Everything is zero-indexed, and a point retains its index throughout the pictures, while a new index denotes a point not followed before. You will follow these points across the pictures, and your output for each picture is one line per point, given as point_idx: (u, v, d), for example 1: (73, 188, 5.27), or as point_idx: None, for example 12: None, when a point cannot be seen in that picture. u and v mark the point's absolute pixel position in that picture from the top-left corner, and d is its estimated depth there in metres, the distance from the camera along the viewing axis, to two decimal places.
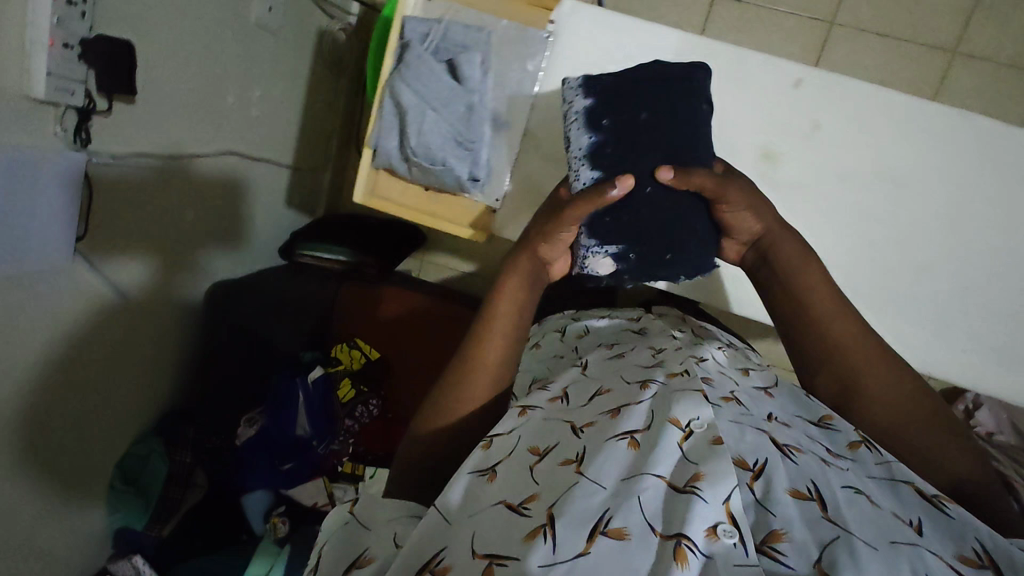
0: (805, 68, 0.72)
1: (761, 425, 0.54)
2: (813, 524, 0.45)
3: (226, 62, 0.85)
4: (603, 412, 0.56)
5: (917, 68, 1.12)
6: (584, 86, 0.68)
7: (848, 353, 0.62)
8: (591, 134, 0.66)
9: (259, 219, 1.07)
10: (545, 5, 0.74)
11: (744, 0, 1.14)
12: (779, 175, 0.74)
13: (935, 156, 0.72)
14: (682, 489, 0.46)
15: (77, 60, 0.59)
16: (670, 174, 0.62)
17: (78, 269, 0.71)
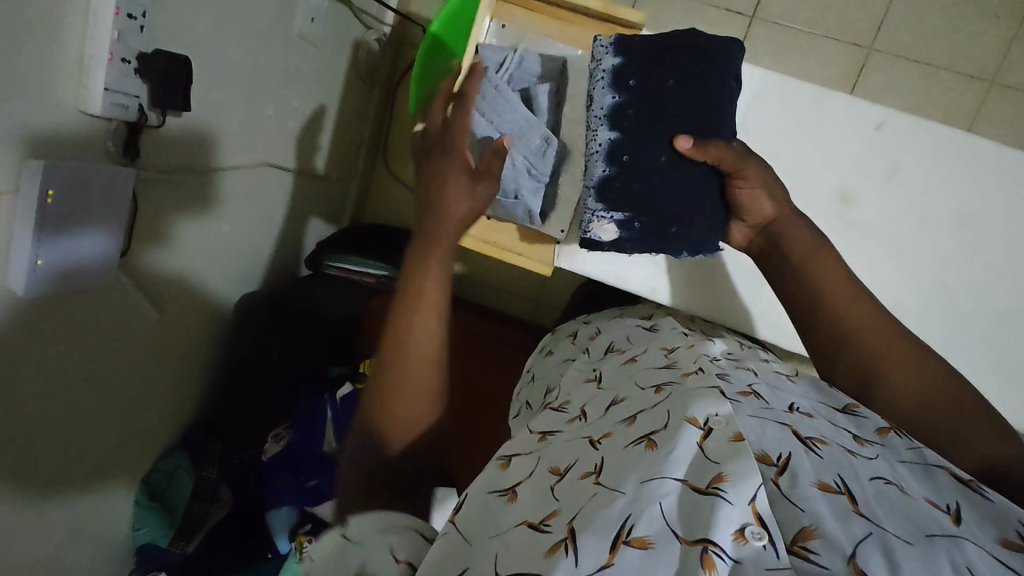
0: (886, 110, 0.72)
1: (783, 418, 0.50)
2: (844, 519, 0.41)
3: (268, 74, 0.84)
4: (619, 421, 0.54)
5: (954, 97, 1.12)
6: (618, 44, 0.67)
7: (864, 338, 0.60)
8: (614, 95, 0.67)
9: (289, 230, 1.06)
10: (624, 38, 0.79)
11: (782, 23, 1.13)
12: (852, 216, 0.73)
13: (1010, 197, 0.71)
14: (705, 491, 0.43)
15: (134, 74, 0.57)
16: (688, 144, 0.64)
17: (126, 286, 0.70)
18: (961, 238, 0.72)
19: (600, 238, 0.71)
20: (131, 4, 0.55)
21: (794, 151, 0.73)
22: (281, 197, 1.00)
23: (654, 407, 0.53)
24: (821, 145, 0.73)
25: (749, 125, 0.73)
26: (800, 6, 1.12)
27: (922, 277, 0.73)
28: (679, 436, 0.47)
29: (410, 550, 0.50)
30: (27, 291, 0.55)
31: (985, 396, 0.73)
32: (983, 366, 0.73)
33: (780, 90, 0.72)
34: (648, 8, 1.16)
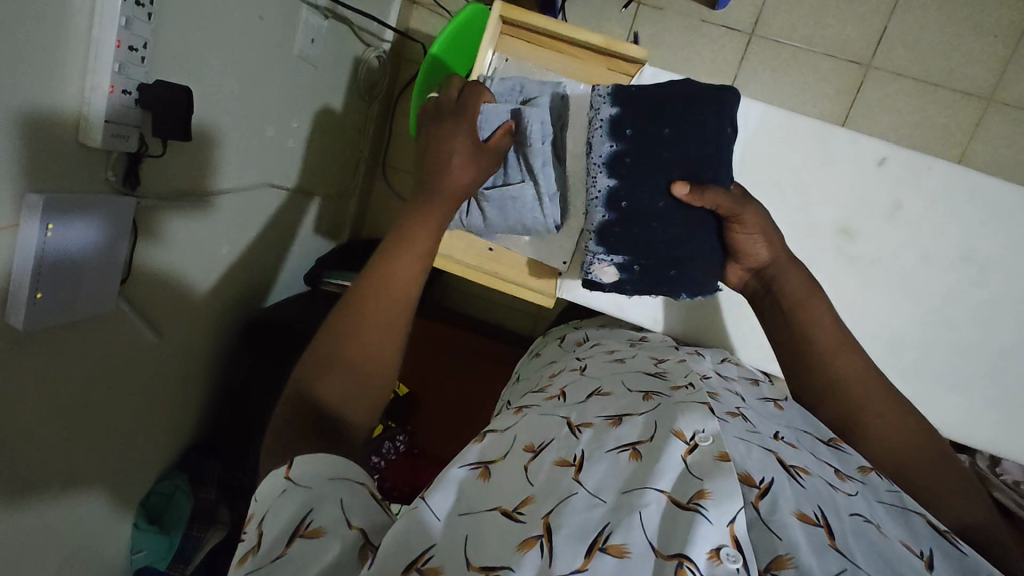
0: (890, 146, 0.71)
1: (769, 444, 0.51)
2: (820, 553, 0.40)
3: (268, 96, 0.83)
4: (603, 419, 0.53)
5: (952, 114, 1.12)
6: (615, 95, 0.66)
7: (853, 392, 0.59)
8: (612, 144, 0.66)
9: (288, 247, 1.06)
10: (625, 72, 0.80)
11: (779, 41, 1.14)
12: (853, 252, 0.73)
13: (1017, 232, 0.70)
14: (685, 505, 0.41)
15: (134, 105, 0.57)
16: (684, 191, 0.62)
17: (125, 314, 0.70)
18: (965, 273, 0.72)
19: (599, 278, 0.72)
20: (132, 36, 0.54)
21: (795, 188, 0.73)
22: (281, 216, 1.00)
23: (640, 415, 0.52)
24: (824, 183, 0.73)
25: (754, 162, 0.74)
26: (798, 24, 1.13)
27: (924, 312, 0.73)
28: (666, 447, 0.46)
29: (362, 512, 0.43)
30: (26, 325, 0.55)
31: (979, 424, 0.74)
32: (977, 394, 0.74)
33: (786, 128, 0.72)
34: (648, 25, 1.17)
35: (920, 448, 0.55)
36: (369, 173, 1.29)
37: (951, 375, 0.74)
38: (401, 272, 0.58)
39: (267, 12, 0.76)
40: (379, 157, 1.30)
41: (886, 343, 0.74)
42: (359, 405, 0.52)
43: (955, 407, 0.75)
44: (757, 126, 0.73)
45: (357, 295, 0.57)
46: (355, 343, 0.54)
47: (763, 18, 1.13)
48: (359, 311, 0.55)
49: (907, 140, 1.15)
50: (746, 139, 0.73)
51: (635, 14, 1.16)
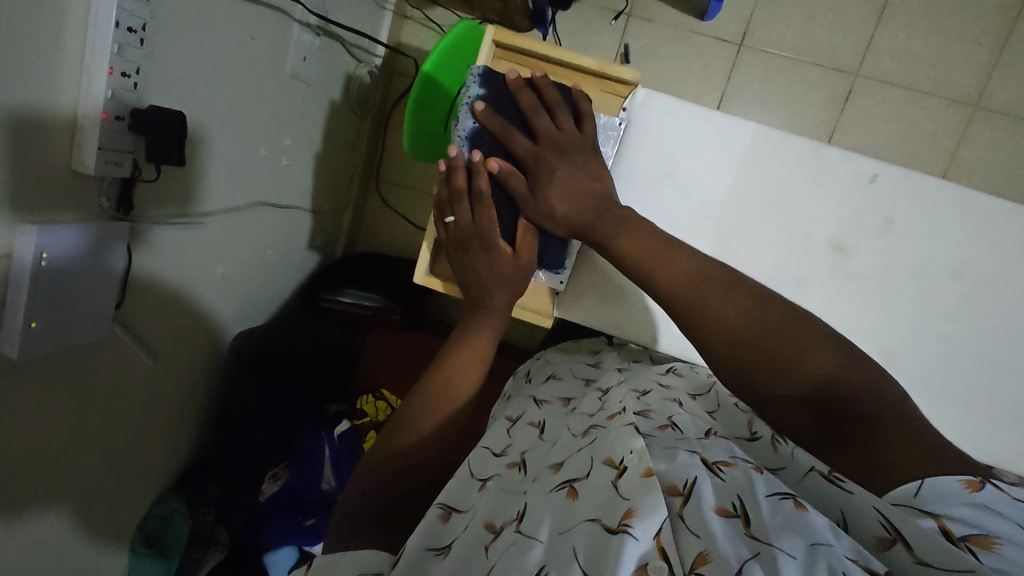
0: (879, 163, 0.72)
1: (694, 448, 0.53)
2: (735, 540, 0.42)
3: (261, 115, 0.83)
4: (548, 467, 0.58)
5: (938, 120, 1.14)
6: (485, 75, 0.64)
7: (689, 292, 0.58)
8: (474, 121, 0.64)
9: (283, 264, 1.06)
10: (618, 92, 0.72)
11: (768, 51, 1.15)
12: (848, 269, 0.74)
13: (1005, 246, 0.71)
14: (616, 528, 0.43)
15: (126, 131, 0.57)
16: (495, 165, 0.63)
17: (119, 338, 0.69)
18: (956, 287, 0.73)
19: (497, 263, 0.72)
20: (124, 62, 0.54)
21: (790, 206, 0.74)
22: (276, 234, 0.99)
23: (580, 451, 0.57)
24: (813, 199, 0.73)
25: (742, 180, 0.74)
26: (786, 33, 1.14)
27: (918, 327, 0.74)
28: (595, 479, 0.50)
29: None
30: (20, 354, 0.54)
31: (978, 438, 0.75)
32: (974, 409, 0.74)
33: (775, 147, 0.73)
34: (637, 37, 1.18)
35: (773, 328, 0.54)
36: (362, 188, 1.29)
37: (947, 390, 0.74)
38: (462, 363, 0.67)
39: (258, 33, 0.76)
40: (372, 171, 1.30)
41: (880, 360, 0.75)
42: (415, 495, 0.61)
43: (952, 421, 0.75)
44: (748, 147, 0.73)
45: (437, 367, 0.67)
46: (432, 402, 0.64)
47: (752, 27, 1.15)
48: (432, 383, 0.65)
49: (897, 149, 1.16)
50: (738, 157, 0.74)
51: (625, 26, 1.17)
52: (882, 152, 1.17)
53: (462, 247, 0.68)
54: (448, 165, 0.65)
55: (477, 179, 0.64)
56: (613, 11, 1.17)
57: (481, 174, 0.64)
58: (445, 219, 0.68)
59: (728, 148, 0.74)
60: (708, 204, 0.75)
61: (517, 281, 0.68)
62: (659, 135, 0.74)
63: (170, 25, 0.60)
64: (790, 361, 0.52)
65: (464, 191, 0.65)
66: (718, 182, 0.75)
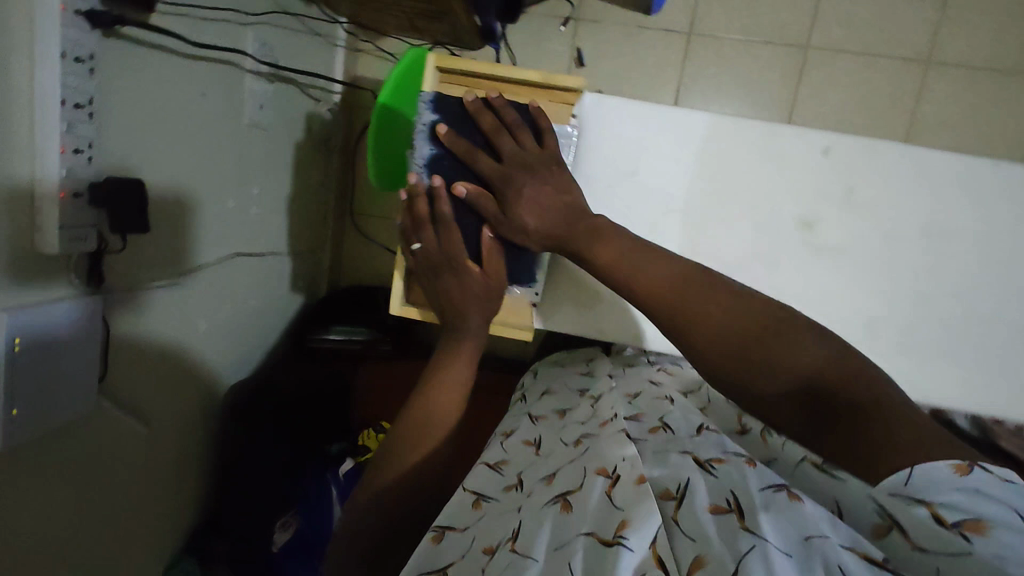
0: (831, 135, 0.73)
1: (688, 448, 0.59)
2: (730, 536, 0.46)
3: (224, 168, 0.84)
4: (541, 479, 0.61)
5: (893, 80, 1.15)
6: (436, 101, 0.65)
7: (671, 296, 0.57)
8: (431, 147, 0.65)
9: (268, 312, 1.06)
10: (567, 100, 0.70)
11: (717, 36, 1.17)
12: (820, 243, 0.74)
13: (968, 199, 0.72)
14: (612, 541, 0.47)
15: (86, 205, 0.57)
16: (463, 190, 0.63)
17: (106, 410, 0.69)
18: (929, 245, 0.73)
19: None
20: (76, 138, 0.55)
21: (752, 189, 0.74)
22: (256, 282, 1.00)
23: (572, 463, 0.61)
24: (773, 180, 0.74)
25: (702, 170, 0.75)
26: (732, 16, 1.16)
27: (896, 290, 0.74)
28: (587, 489, 0.54)
29: None
30: (5, 443, 0.54)
31: (972, 395, 0.75)
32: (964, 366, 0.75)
33: (729, 133, 0.74)
34: (588, 40, 1.19)
35: (761, 322, 0.54)
36: (338, 224, 1.29)
37: (934, 349, 0.75)
38: (450, 380, 0.68)
39: (208, 88, 0.77)
40: (346, 207, 1.31)
41: (861, 328, 0.75)
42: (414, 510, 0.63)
43: (942, 380, 0.75)
44: (702, 137, 0.74)
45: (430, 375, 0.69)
46: (427, 409, 0.66)
47: (697, 16, 1.16)
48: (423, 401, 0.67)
49: (858, 115, 1.17)
50: (694, 148, 0.74)
51: (574, 31, 1.19)
52: (844, 119, 1.18)
53: (433, 270, 0.67)
54: (409, 194, 0.65)
55: (440, 205, 0.64)
56: (561, 18, 1.19)
57: (444, 200, 0.63)
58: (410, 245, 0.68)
59: (683, 141, 0.74)
60: (670, 197, 0.76)
61: (487, 300, 0.68)
62: (614, 137, 0.75)
63: (119, 94, 0.60)
64: (770, 360, 0.52)
65: (427, 219, 0.65)
66: (678, 176, 0.75)
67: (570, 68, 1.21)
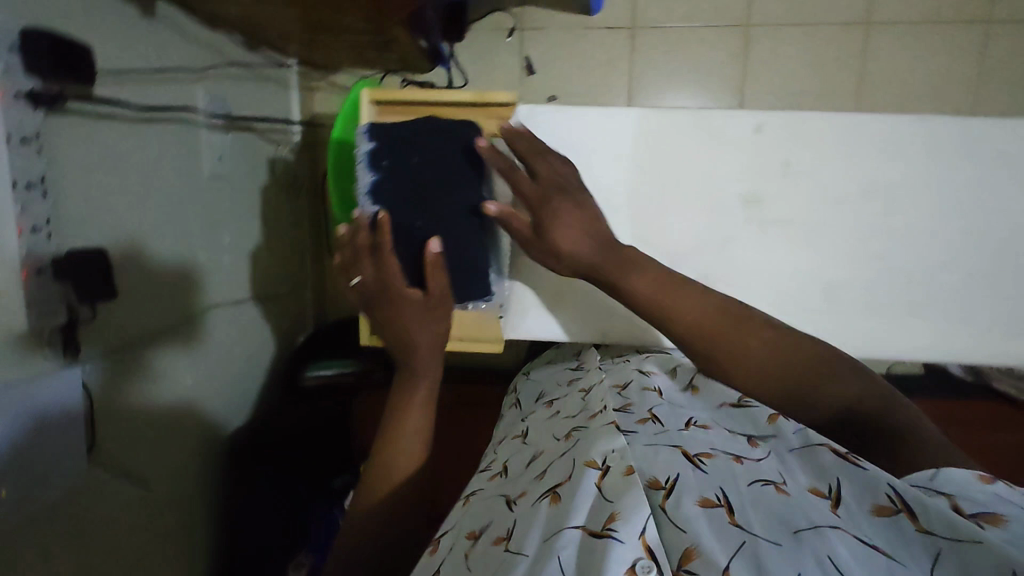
0: (764, 112, 0.74)
1: (676, 442, 0.61)
2: (720, 531, 0.48)
3: (190, 223, 0.85)
4: (532, 478, 0.63)
5: (837, 45, 1.17)
6: (372, 130, 0.66)
7: (715, 335, 0.66)
8: (372, 175, 0.65)
9: (256, 357, 1.07)
10: (500, 115, 0.73)
11: (660, 26, 1.19)
12: (765, 219, 0.76)
13: (910, 155, 0.73)
14: (601, 533, 0.49)
15: (52, 281, 0.58)
16: (495, 208, 0.64)
17: (101, 478, 0.69)
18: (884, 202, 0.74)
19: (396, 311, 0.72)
20: (32, 216, 0.56)
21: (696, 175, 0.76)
22: (240, 329, 1.00)
23: (563, 456, 0.63)
24: (715, 163, 0.76)
25: (645, 164, 0.76)
26: (672, 5, 1.18)
27: (855, 253, 0.76)
28: (579, 481, 0.55)
29: None
30: None
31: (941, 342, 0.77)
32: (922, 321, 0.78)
33: (662, 124, 0.75)
34: (535, 47, 1.21)
35: (792, 356, 0.64)
36: (316, 260, 1.30)
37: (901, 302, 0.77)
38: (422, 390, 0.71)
39: (163, 148, 0.78)
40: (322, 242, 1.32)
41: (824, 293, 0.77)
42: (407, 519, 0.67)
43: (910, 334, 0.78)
44: (638, 130, 0.75)
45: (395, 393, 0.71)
46: (408, 423, 0.69)
47: (638, 9, 1.18)
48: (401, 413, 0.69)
49: (809, 84, 1.19)
50: (631, 144, 0.76)
51: (520, 41, 1.21)
52: (795, 89, 1.20)
53: (375, 294, 0.68)
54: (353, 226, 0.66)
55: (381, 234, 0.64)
56: (505, 30, 1.21)
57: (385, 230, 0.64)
58: (348, 280, 0.70)
59: (621, 138, 0.76)
60: (617, 194, 0.77)
61: (432, 313, 0.69)
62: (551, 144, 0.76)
63: (71, 168, 0.61)
64: (813, 395, 0.63)
65: (366, 248, 0.66)
66: (621, 171, 0.77)
67: (521, 77, 1.23)
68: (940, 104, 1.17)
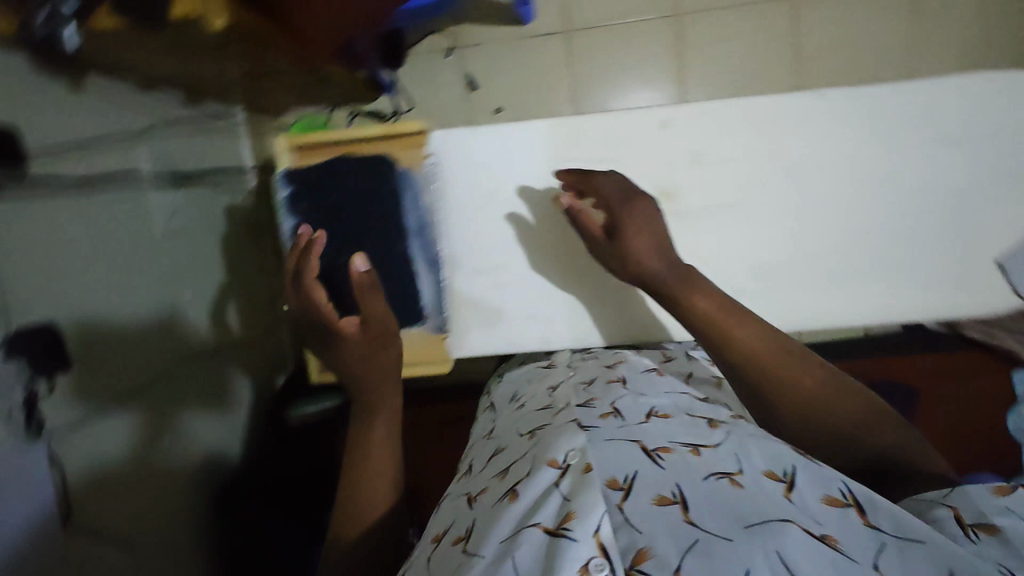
0: (666, 109, 0.89)
1: (635, 438, 0.64)
2: (675, 528, 0.50)
3: (147, 281, 0.87)
4: (493, 476, 0.65)
5: (769, 21, 1.19)
6: (288, 180, 0.87)
7: (781, 369, 0.68)
8: (291, 217, 0.87)
9: (237, 402, 1.08)
10: (417, 145, 0.87)
11: (595, 25, 1.20)
12: (687, 206, 0.91)
13: (806, 132, 0.89)
14: (556, 532, 0.51)
15: (4, 360, 0.60)
16: (360, 265, 0.69)
17: (83, 544, 0.70)
18: None
19: None
20: None
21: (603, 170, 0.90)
22: (215, 378, 1.02)
23: (524, 457, 0.66)
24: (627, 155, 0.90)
25: (560, 166, 0.90)
26: (601, 3, 1.20)
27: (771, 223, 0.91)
28: (535, 478, 0.59)
29: None
30: None
31: (834, 295, 0.92)
32: (835, 281, 0.92)
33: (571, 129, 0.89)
34: (474, 62, 1.23)
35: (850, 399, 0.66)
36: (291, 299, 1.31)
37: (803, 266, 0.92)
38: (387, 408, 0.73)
39: (110, 215, 0.80)
40: None
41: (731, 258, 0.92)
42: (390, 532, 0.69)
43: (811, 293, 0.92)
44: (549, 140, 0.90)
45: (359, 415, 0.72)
46: (377, 440, 0.71)
47: (568, 12, 1.20)
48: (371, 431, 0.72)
49: (747, 63, 1.20)
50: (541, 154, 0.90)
51: (459, 59, 1.23)
52: (735, 69, 1.21)
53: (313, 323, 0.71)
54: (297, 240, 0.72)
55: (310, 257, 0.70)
56: (443, 50, 1.23)
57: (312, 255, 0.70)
58: (286, 307, 0.77)
59: (536, 148, 0.91)
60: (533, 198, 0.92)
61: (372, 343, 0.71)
62: (470, 161, 0.91)
63: (10, 246, 0.63)
64: (863, 435, 0.65)
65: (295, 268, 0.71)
66: (536, 180, 0.91)
67: (465, 93, 1.24)
68: (877, 66, 1.19)
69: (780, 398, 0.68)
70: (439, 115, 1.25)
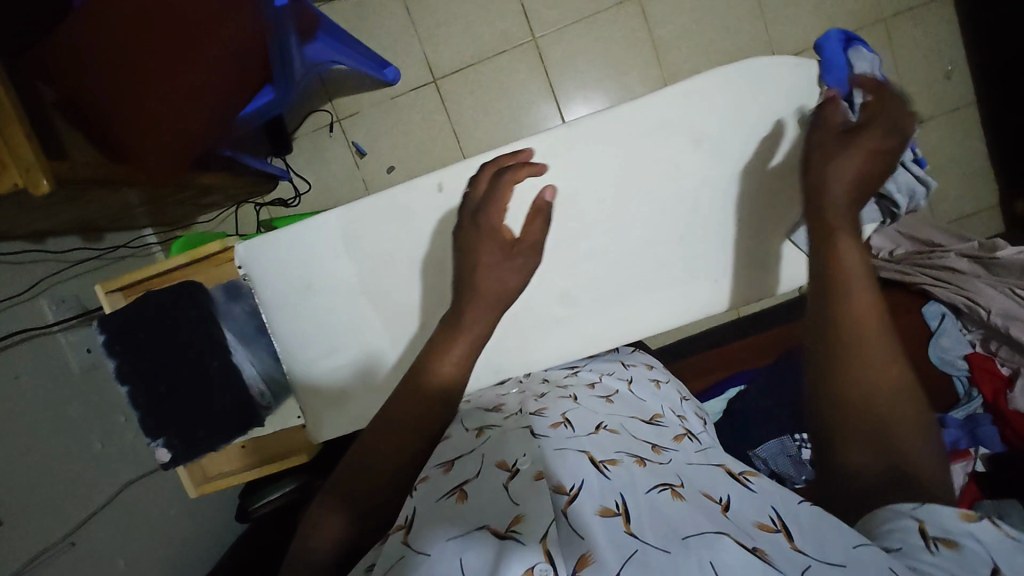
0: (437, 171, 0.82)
1: (581, 446, 0.58)
2: (613, 537, 0.45)
3: (75, 420, 0.92)
4: (438, 464, 0.58)
5: (621, 24, 1.22)
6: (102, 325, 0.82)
7: (870, 346, 0.55)
8: (109, 360, 0.81)
9: (196, 506, 1.12)
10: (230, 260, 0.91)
11: (461, 69, 1.25)
12: None
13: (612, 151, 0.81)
14: (505, 535, 0.47)
15: None
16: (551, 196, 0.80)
17: None
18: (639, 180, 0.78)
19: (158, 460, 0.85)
20: None
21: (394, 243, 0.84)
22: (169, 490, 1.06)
23: (472, 453, 0.58)
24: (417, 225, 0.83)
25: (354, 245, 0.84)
26: (461, 48, 1.24)
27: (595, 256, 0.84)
28: (487, 482, 0.53)
29: None
30: None
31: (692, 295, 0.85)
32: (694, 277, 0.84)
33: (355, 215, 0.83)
34: (357, 130, 1.28)
35: (909, 402, 0.53)
36: None
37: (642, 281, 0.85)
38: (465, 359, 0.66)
39: (20, 369, 0.85)
40: None
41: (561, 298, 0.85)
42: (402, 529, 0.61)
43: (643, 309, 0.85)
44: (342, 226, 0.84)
45: (435, 343, 0.67)
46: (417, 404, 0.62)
47: (432, 64, 1.25)
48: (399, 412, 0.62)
49: (611, 66, 1.24)
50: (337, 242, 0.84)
51: (342, 131, 1.28)
52: (600, 76, 1.24)
53: (476, 211, 0.74)
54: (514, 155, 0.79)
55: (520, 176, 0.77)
56: (325, 126, 1.28)
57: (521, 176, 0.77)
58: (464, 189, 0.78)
59: (333, 238, 0.85)
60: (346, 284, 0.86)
61: (514, 256, 0.72)
62: (281, 259, 0.86)
63: None
64: (899, 438, 0.53)
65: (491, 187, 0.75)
66: (344, 266, 0.85)
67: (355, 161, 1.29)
68: (733, 40, 1.22)
69: (857, 372, 0.55)
70: (335, 187, 1.30)
